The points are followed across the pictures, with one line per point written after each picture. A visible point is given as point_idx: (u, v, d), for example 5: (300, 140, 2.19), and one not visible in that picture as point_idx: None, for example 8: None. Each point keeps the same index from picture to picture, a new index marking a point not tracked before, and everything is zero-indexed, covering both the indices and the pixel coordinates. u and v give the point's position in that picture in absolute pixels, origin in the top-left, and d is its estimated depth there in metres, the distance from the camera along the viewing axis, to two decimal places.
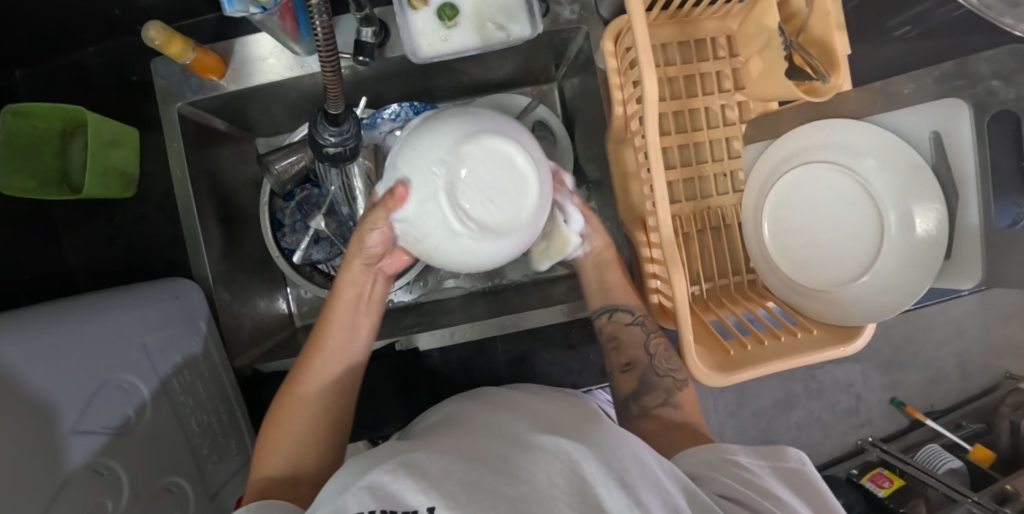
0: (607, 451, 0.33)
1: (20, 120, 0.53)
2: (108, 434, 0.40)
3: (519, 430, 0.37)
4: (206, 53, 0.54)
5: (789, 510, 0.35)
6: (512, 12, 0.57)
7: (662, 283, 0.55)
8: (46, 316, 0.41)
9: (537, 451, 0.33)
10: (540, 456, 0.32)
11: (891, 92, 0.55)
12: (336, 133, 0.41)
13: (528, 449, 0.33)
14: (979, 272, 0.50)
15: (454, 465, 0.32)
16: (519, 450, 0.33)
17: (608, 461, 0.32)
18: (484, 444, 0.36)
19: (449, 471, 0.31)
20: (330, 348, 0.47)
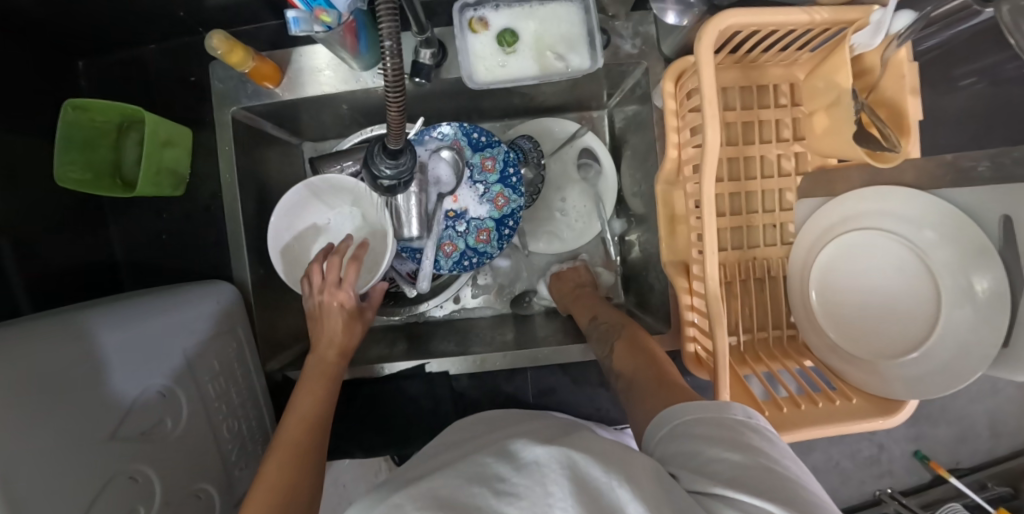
0: (605, 458, 0.31)
1: (79, 115, 0.54)
2: (143, 441, 0.40)
3: (511, 445, 0.35)
4: (264, 61, 0.55)
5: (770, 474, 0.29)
6: (572, 43, 0.56)
7: (701, 333, 0.54)
8: (90, 322, 0.41)
9: (532, 467, 0.31)
10: (530, 478, 0.30)
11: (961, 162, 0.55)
12: (393, 166, 0.40)
13: (524, 468, 0.31)
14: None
15: (454, 483, 0.31)
16: (515, 470, 0.31)
17: (607, 463, 0.30)
18: (474, 460, 0.34)
19: (455, 492, 0.29)
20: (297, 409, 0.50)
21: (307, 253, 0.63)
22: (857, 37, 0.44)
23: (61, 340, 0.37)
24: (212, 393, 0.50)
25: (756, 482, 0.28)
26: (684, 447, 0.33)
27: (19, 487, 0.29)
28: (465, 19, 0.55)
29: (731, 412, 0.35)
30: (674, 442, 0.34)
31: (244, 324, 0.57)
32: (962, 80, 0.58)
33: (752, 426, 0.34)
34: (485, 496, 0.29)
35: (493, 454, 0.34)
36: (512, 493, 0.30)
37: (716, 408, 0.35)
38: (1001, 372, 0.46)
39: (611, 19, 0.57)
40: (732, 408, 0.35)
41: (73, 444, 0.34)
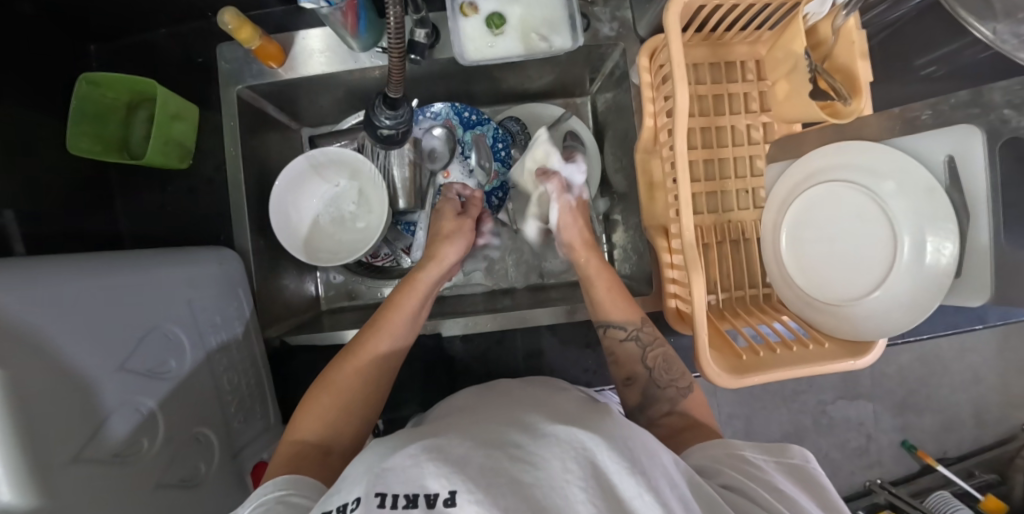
0: (618, 441, 0.33)
1: (92, 89, 0.58)
2: (149, 377, 0.43)
3: (529, 422, 0.37)
4: (270, 42, 0.59)
5: (788, 502, 0.35)
6: (555, 25, 0.61)
7: (680, 288, 0.57)
8: (105, 262, 0.44)
9: (549, 440, 0.33)
10: (552, 449, 0.32)
11: None
12: (392, 117, 0.44)
13: (541, 439, 0.33)
14: (988, 289, 0.48)
15: (471, 447, 0.33)
16: (532, 440, 0.33)
17: (620, 451, 0.33)
18: (495, 430, 0.36)
19: (469, 454, 0.31)
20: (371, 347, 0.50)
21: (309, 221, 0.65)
22: (808, 8, 0.50)
23: (84, 269, 0.40)
24: (213, 347, 0.52)
25: (792, 501, 0.35)
26: (728, 459, 0.40)
27: (41, 383, 0.31)
28: (457, 3, 0.60)
29: (790, 456, 0.42)
30: (717, 449, 0.42)
31: (243, 287, 0.59)
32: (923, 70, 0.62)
33: (791, 471, 0.40)
34: (501, 460, 0.31)
35: (510, 427, 0.36)
36: (529, 458, 0.31)
37: (778, 450, 0.43)
38: (958, 299, 0.51)
39: (590, 5, 0.63)
40: (792, 451, 0.42)
41: (89, 364, 0.37)
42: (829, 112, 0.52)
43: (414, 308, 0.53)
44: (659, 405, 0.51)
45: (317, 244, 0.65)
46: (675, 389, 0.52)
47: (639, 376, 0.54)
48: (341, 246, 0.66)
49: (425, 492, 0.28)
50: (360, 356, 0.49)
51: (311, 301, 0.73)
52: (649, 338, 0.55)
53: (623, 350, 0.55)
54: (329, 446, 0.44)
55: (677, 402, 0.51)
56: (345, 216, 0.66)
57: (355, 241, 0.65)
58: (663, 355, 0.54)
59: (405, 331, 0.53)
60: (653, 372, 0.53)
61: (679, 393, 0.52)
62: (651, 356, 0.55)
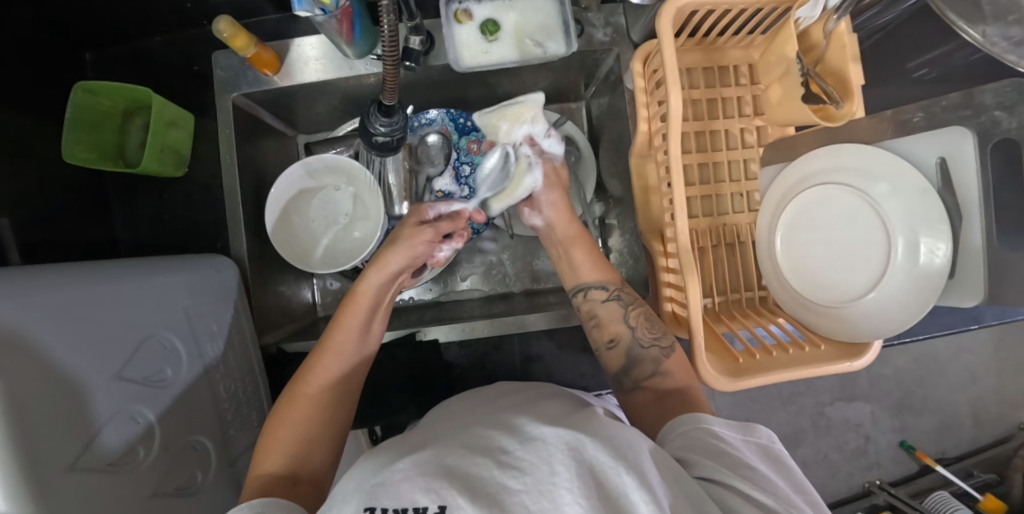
0: (604, 436, 0.34)
1: (89, 97, 0.58)
2: (146, 386, 0.43)
3: (516, 423, 0.38)
4: (265, 49, 0.59)
5: (765, 486, 0.35)
6: (549, 31, 0.62)
7: (676, 291, 0.58)
8: (99, 270, 0.43)
9: (535, 444, 0.34)
10: (538, 449, 0.33)
11: None
12: (387, 124, 0.44)
13: (528, 443, 0.34)
14: (982, 290, 0.47)
15: (456, 456, 0.34)
16: (520, 445, 0.34)
17: (607, 445, 0.33)
18: (480, 435, 0.36)
19: (455, 467, 0.32)
20: (323, 367, 0.49)
21: (309, 234, 0.66)
22: (800, 12, 0.50)
23: (81, 279, 0.40)
24: (210, 354, 0.52)
25: (765, 483, 0.35)
26: (700, 438, 0.40)
27: (39, 393, 0.31)
28: (451, 10, 0.61)
29: (756, 435, 0.42)
30: (688, 428, 0.41)
31: (239, 294, 0.59)
32: (915, 71, 0.63)
33: (761, 451, 0.41)
34: (487, 469, 0.32)
35: (499, 430, 0.37)
36: (516, 465, 0.32)
37: (747, 427, 0.43)
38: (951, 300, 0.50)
39: (584, 11, 0.63)
40: (760, 431, 0.42)
41: (87, 373, 0.37)
42: (821, 115, 0.53)
43: (361, 321, 0.53)
44: (643, 366, 0.51)
45: (315, 251, 0.65)
46: (658, 349, 0.51)
47: (622, 337, 0.53)
48: (337, 251, 0.66)
49: (413, 506, 0.29)
50: (314, 379, 0.48)
51: (308, 307, 0.74)
52: (630, 296, 0.55)
53: (605, 310, 0.55)
54: (298, 473, 0.43)
55: (660, 362, 0.51)
56: (341, 223, 0.66)
57: (350, 251, 0.65)
58: (646, 313, 0.54)
59: (356, 349, 0.52)
60: (636, 331, 0.53)
61: (664, 353, 0.51)
62: (633, 314, 0.54)
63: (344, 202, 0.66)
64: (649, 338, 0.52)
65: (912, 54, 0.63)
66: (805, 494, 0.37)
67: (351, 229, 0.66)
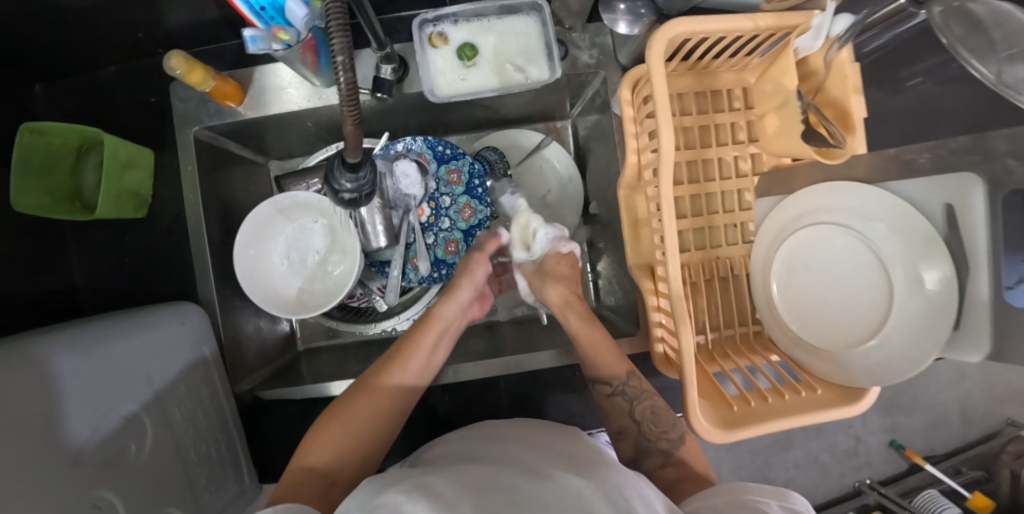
0: (608, 485, 0.36)
1: (36, 138, 0.54)
2: (108, 468, 0.40)
3: (534, 466, 0.39)
4: (225, 81, 0.55)
5: None
6: (531, 55, 0.58)
7: (668, 334, 0.55)
8: (48, 348, 0.40)
9: (549, 485, 0.35)
10: (550, 489, 0.34)
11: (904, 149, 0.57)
12: (353, 180, 0.40)
13: (541, 483, 0.35)
14: (986, 346, 0.43)
15: (466, 487, 0.34)
16: (535, 484, 0.35)
17: (608, 496, 0.34)
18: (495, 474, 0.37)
19: (464, 494, 0.32)
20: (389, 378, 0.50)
21: (283, 276, 0.62)
22: (799, 41, 0.47)
23: (31, 360, 0.37)
24: (177, 416, 0.49)
25: None
26: (729, 499, 0.40)
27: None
28: (425, 35, 0.57)
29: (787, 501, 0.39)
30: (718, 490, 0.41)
31: (210, 346, 0.56)
32: (908, 81, 0.60)
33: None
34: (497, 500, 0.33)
35: (522, 473, 0.38)
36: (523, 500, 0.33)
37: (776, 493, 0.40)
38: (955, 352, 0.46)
39: (568, 31, 0.59)
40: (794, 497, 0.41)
41: (40, 470, 0.34)
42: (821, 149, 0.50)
43: (434, 340, 0.55)
44: (652, 458, 0.49)
45: (289, 293, 0.61)
46: (665, 442, 0.50)
47: (629, 430, 0.52)
48: (312, 291, 0.62)
49: None
50: (381, 389, 0.50)
51: (287, 343, 0.71)
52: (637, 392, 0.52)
53: (611, 404, 0.53)
54: (333, 475, 0.44)
55: (669, 455, 0.49)
56: (315, 260, 0.63)
57: (327, 287, 0.62)
58: (653, 408, 0.52)
59: (424, 369, 0.53)
60: (643, 426, 0.51)
61: (671, 444, 0.50)
62: (640, 410, 0.52)
63: (319, 237, 0.63)
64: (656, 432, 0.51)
65: (909, 63, 0.60)
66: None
67: (330, 262, 0.63)
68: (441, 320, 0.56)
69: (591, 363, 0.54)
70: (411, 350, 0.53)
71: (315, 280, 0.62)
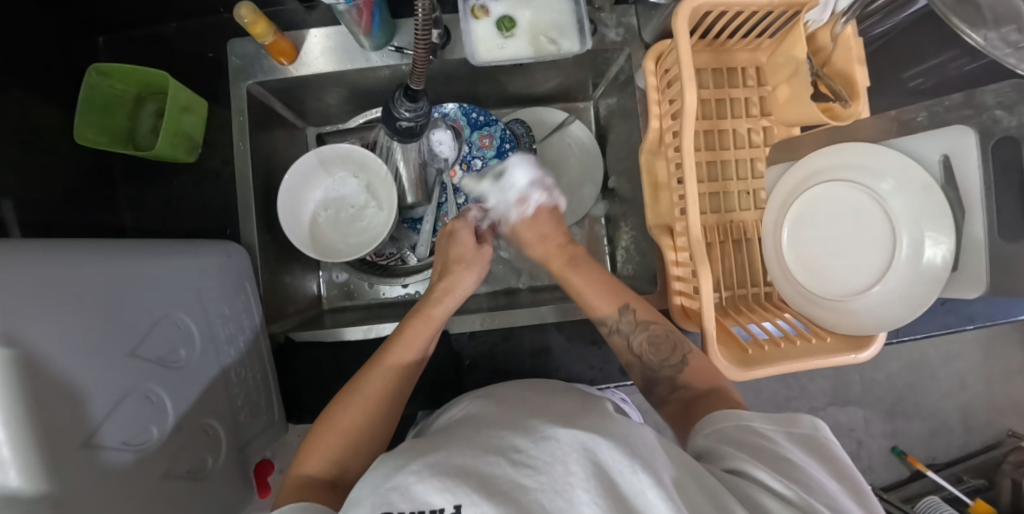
0: (611, 434, 0.35)
1: (103, 79, 0.58)
2: (158, 365, 0.42)
3: (530, 424, 0.38)
4: (283, 38, 0.59)
5: (798, 478, 0.35)
6: (564, 29, 0.63)
7: (686, 286, 0.59)
8: (116, 248, 0.43)
9: (548, 443, 0.34)
10: (548, 446, 0.34)
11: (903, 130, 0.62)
12: (412, 109, 0.45)
13: (542, 441, 0.34)
14: (982, 283, 0.49)
15: (470, 456, 0.34)
16: (532, 442, 0.34)
17: (617, 444, 0.34)
18: (495, 435, 0.37)
19: (466, 466, 0.33)
20: (386, 373, 0.50)
21: (323, 223, 0.66)
22: (808, 15, 0.53)
23: (103, 252, 0.40)
24: (222, 337, 0.51)
25: (797, 474, 0.35)
26: (735, 435, 0.41)
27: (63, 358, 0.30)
28: (468, 6, 0.62)
29: (798, 426, 0.42)
30: (723, 425, 0.43)
31: (251, 281, 0.59)
32: (911, 81, 0.66)
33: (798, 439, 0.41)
34: (502, 468, 0.32)
35: (512, 430, 0.37)
36: (529, 463, 0.33)
37: (787, 420, 0.43)
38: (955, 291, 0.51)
39: (597, 11, 0.65)
40: (800, 420, 0.42)
41: (100, 349, 0.35)
42: (828, 114, 0.55)
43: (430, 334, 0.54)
44: (659, 385, 0.54)
45: (327, 240, 0.66)
46: (670, 369, 0.54)
47: (634, 364, 0.57)
48: (348, 240, 0.66)
49: (429, 508, 0.30)
50: (377, 386, 0.49)
51: (314, 299, 0.73)
52: (630, 326, 0.57)
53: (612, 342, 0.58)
54: (336, 477, 0.44)
55: (676, 379, 0.53)
56: (351, 212, 0.67)
57: (365, 235, 0.66)
58: (649, 338, 0.56)
59: (417, 363, 0.53)
60: (643, 358, 0.56)
61: (676, 371, 0.53)
62: (637, 342, 0.56)
63: (358, 189, 0.67)
64: (657, 362, 0.55)
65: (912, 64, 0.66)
66: (848, 481, 0.37)
67: (368, 212, 0.67)
68: (439, 309, 0.56)
69: (588, 304, 0.59)
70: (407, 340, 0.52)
71: (354, 230, 0.67)
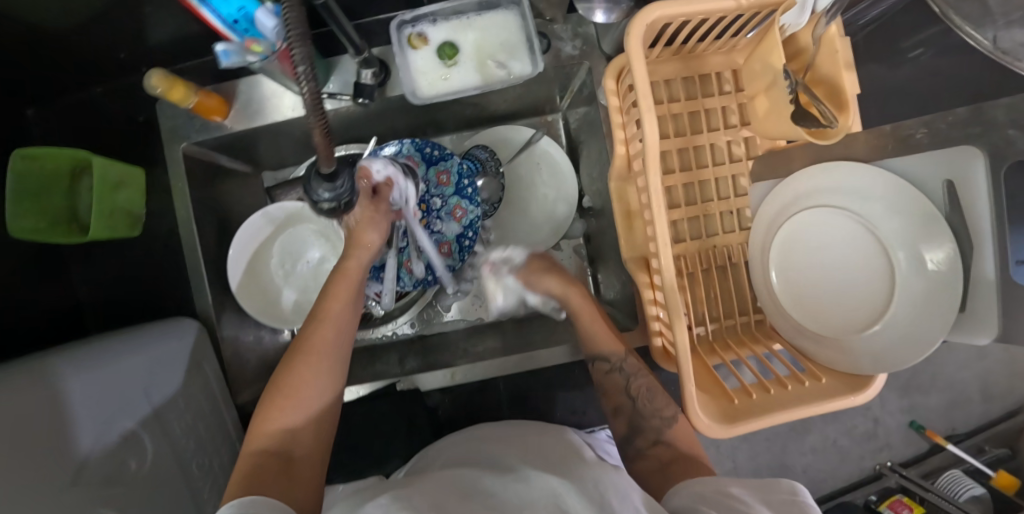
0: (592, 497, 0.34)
1: (29, 163, 0.55)
2: (106, 486, 0.40)
3: (521, 471, 0.41)
4: (208, 96, 0.55)
5: None
6: (513, 50, 0.57)
7: (665, 328, 0.54)
8: (43, 371, 0.41)
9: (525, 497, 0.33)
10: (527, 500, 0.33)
11: (907, 137, 0.55)
12: (330, 189, 0.40)
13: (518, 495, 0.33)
14: (995, 327, 0.43)
15: None
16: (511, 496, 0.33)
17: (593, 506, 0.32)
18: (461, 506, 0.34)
19: None
20: (316, 342, 0.47)
21: (283, 282, 0.63)
22: (783, 18, 0.45)
23: (28, 387, 0.38)
24: (178, 430, 0.49)
25: None
26: (708, 496, 0.36)
27: None
28: (403, 36, 0.56)
29: (779, 492, 0.35)
30: (703, 489, 0.38)
31: (209, 359, 0.57)
32: (910, 52, 0.58)
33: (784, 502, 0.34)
34: None
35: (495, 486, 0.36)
36: None
37: (767, 487, 0.36)
38: (962, 336, 0.46)
39: (549, 23, 0.58)
40: (779, 485, 0.35)
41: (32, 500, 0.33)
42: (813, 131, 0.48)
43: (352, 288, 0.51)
44: (644, 436, 0.49)
45: (287, 300, 0.62)
46: (659, 419, 0.50)
47: (624, 407, 0.53)
48: (310, 295, 0.63)
49: None
50: (309, 356, 0.47)
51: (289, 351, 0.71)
52: (634, 368, 0.54)
53: (610, 382, 0.55)
54: (290, 455, 0.43)
55: (663, 433, 0.49)
56: (312, 267, 0.64)
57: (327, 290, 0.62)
58: (647, 385, 0.53)
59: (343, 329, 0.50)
60: (637, 402, 0.52)
61: (665, 423, 0.50)
62: (636, 386, 0.53)
63: (316, 242, 0.64)
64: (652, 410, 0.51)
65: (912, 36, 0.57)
66: None
67: (329, 266, 0.63)
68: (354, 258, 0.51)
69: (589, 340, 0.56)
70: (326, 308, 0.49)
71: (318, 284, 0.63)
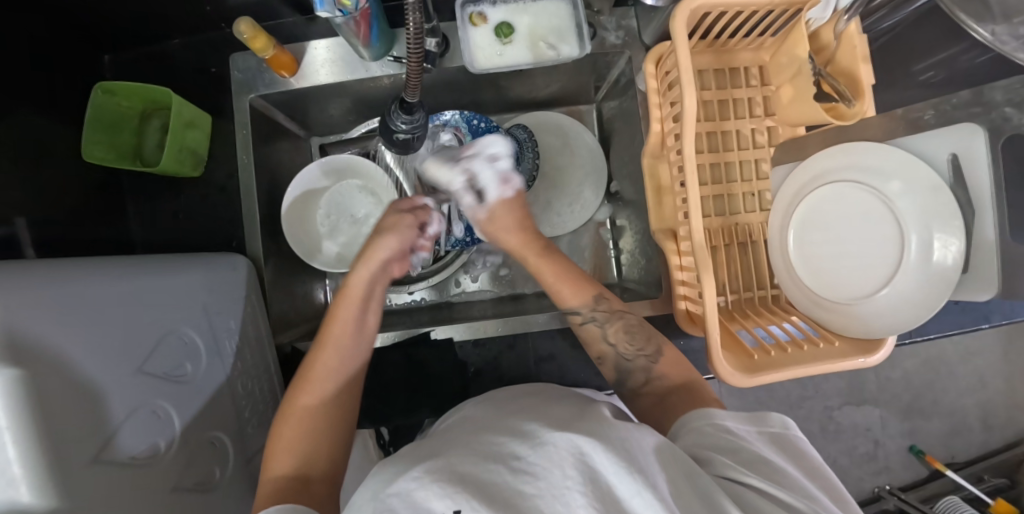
0: (612, 441, 0.31)
1: (109, 97, 0.59)
2: (166, 379, 0.42)
3: (525, 428, 0.34)
4: (283, 52, 0.60)
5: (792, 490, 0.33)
6: (562, 34, 0.63)
7: (691, 290, 0.58)
8: (127, 264, 0.44)
9: (546, 447, 0.31)
10: (549, 452, 0.30)
11: (914, 119, 0.56)
12: (408, 121, 0.46)
13: (540, 445, 0.31)
14: (994, 285, 0.50)
15: (471, 461, 0.31)
16: (532, 449, 0.31)
17: (615, 447, 0.30)
18: (486, 439, 0.34)
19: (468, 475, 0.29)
20: (320, 370, 0.48)
21: (329, 233, 0.67)
22: (810, 13, 0.52)
23: (114, 272, 0.41)
24: (228, 349, 0.52)
25: (785, 479, 0.34)
26: (711, 434, 0.38)
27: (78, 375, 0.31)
28: (466, 14, 0.62)
29: (769, 424, 0.41)
30: (700, 425, 0.40)
31: (255, 292, 0.59)
32: (922, 74, 0.64)
33: (774, 438, 0.40)
34: (501, 475, 0.29)
35: (508, 436, 0.34)
36: (528, 470, 0.29)
37: (758, 419, 0.41)
38: (967, 293, 0.53)
39: (596, 14, 0.64)
40: (770, 419, 0.41)
41: (106, 370, 0.35)
42: (832, 113, 0.53)
43: (357, 312, 0.51)
44: (636, 376, 0.50)
45: (330, 250, 0.66)
46: (644, 358, 0.50)
47: (608, 354, 0.53)
48: (352, 249, 0.67)
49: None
50: (319, 381, 0.47)
51: (320, 308, 0.74)
52: (604, 314, 0.53)
53: (588, 332, 0.54)
54: (308, 472, 0.43)
55: (651, 369, 0.50)
56: (358, 223, 0.67)
57: None
58: (626, 327, 0.53)
59: (355, 351, 0.50)
60: (618, 346, 0.52)
61: (650, 360, 0.50)
62: (613, 330, 0.53)
63: (365, 200, 0.68)
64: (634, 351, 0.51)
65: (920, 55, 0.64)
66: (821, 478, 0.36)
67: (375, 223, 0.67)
68: (359, 284, 0.52)
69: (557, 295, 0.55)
70: (330, 336, 0.49)
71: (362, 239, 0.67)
